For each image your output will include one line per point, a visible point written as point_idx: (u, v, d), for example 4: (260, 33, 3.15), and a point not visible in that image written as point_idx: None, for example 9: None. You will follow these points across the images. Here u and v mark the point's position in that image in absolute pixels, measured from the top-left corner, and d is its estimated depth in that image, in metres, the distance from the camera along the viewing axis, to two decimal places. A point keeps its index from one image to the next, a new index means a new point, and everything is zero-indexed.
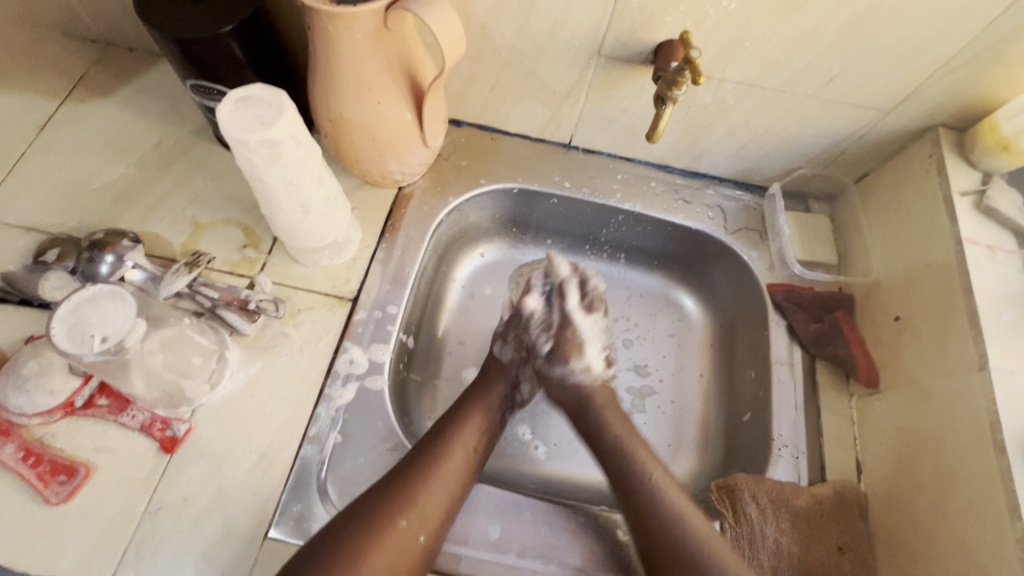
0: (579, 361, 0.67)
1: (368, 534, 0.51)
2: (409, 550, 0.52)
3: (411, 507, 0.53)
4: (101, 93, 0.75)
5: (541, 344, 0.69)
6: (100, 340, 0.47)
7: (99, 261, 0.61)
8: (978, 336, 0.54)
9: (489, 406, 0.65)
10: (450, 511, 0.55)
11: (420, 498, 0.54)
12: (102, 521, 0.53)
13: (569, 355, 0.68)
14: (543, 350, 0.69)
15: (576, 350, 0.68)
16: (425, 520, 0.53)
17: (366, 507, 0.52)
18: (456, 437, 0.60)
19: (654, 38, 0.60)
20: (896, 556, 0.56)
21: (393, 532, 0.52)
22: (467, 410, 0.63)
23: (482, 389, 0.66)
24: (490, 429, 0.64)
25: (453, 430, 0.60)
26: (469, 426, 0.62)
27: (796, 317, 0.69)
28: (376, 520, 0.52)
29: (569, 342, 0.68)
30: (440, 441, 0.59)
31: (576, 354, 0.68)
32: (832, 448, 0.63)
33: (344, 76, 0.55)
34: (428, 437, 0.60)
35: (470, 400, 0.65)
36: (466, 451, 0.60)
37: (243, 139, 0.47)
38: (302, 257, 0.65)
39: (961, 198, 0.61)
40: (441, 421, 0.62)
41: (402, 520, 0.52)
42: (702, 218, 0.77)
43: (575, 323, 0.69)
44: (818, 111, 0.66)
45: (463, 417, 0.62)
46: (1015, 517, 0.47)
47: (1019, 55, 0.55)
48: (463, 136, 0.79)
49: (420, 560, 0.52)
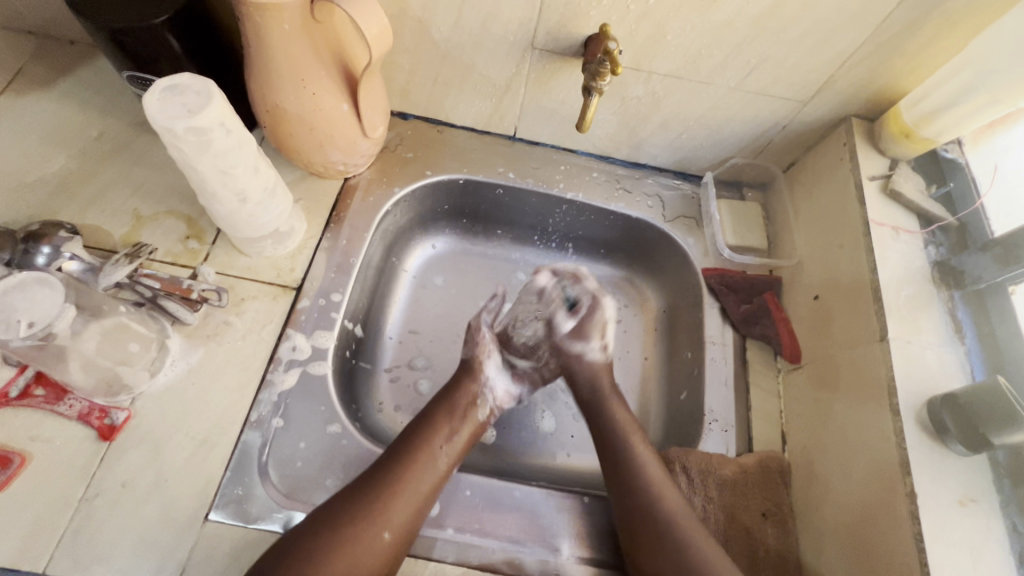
0: (597, 341, 0.70)
1: (335, 533, 0.51)
2: (376, 551, 0.52)
3: (378, 509, 0.53)
4: (40, 85, 0.75)
5: (564, 321, 0.70)
6: (27, 325, 0.48)
7: (35, 252, 0.60)
8: (880, 310, 0.58)
9: (467, 412, 0.64)
10: (419, 513, 0.55)
11: (390, 500, 0.54)
12: (39, 508, 0.53)
13: (590, 334, 0.69)
14: (565, 328, 0.70)
15: (595, 330, 0.70)
16: (394, 523, 0.53)
17: (334, 508, 0.53)
18: (428, 442, 0.60)
19: (582, 31, 0.63)
20: (813, 519, 0.59)
21: (360, 533, 0.52)
22: (437, 417, 0.62)
23: (457, 389, 0.66)
24: (467, 433, 0.63)
25: (431, 431, 0.61)
26: (448, 428, 0.62)
27: (727, 299, 0.72)
28: (343, 520, 0.52)
29: (593, 324, 0.70)
30: (413, 443, 0.59)
31: (597, 333, 0.70)
32: (759, 421, 0.66)
33: (276, 66, 0.56)
34: (399, 443, 0.60)
35: (448, 403, 0.64)
36: (438, 452, 0.59)
37: (169, 126, 0.48)
38: (245, 247, 0.66)
39: (870, 182, 0.66)
40: (417, 421, 0.62)
41: (370, 521, 0.52)
42: (642, 206, 0.80)
43: (602, 305, 0.70)
44: (743, 102, 0.70)
45: (433, 424, 0.61)
46: (906, 473, 0.51)
47: (915, 49, 0.60)
48: (409, 129, 0.81)
49: (388, 562, 0.53)
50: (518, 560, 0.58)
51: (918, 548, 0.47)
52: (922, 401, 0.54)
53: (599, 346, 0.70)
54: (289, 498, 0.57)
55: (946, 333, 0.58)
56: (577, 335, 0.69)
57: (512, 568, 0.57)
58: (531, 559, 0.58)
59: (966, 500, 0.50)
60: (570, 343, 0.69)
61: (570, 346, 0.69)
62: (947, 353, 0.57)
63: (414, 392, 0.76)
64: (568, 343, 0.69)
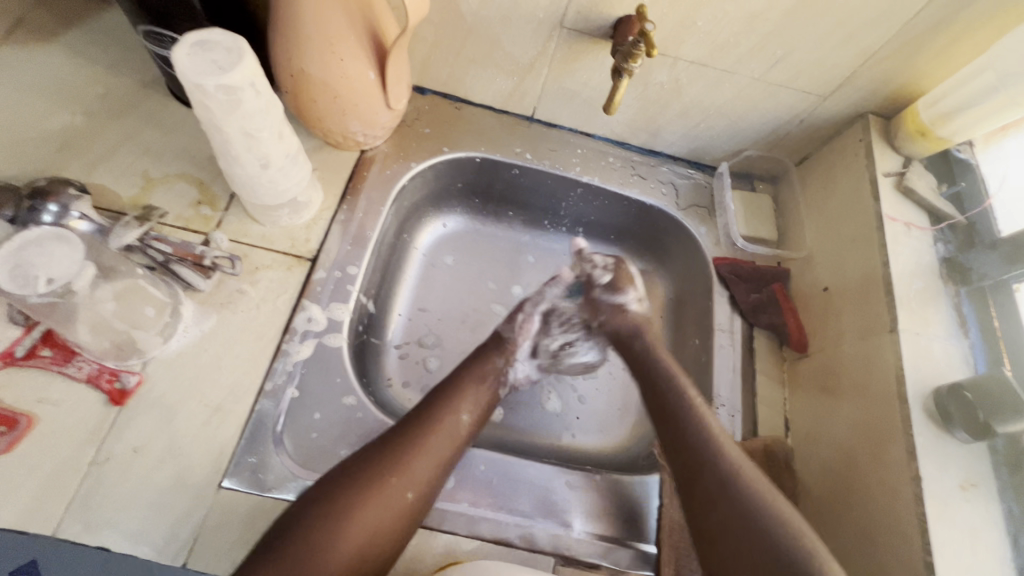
0: (630, 295, 0.70)
1: (357, 489, 0.51)
2: (397, 507, 0.52)
3: (400, 466, 0.54)
4: (42, 38, 0.71)
5: (600, 275, 0.70)
6: (46, 281, 0.46)
7: (42, 210, 0.58)
8: (891, 301, 0.60)
9: (487, 374, 0.65)
10: (439, 473, 0.56)
11: (409, 459, 0.54)
12: (46, 471, 0.52)
13: (625, 287, 0.70)
14: (601, 281, 0.70)
15: (631, 283, 0.71)
16: (415, 479, 0.54)
17: (358, 464, 0.53)
18: (449, 405, 0.60)
19: (614, 12, 0.63)
20: (819, 500, 0.61)
21: (383, 487, 0.52)
22: (459, 383, 0.63)
23: (477, 362, 0.66)
24: (485, 399, 0.63)
25: (450, 396, 0.61)
26: (467, 394, 0.62)
27: (737, 288, 0.73)
28: (367, 475, 0.53)
29: (622, 276, 0.71)
30: (433, 408, 0.60)
31: (631, 285, 0.71)
32: (764, 407, 0.68)
33: (305, 27, 0.55)
34: (422, 405, 0.60)
35: (464, 372, 0.65)
36: (458, 416, 0.60)
37: (199, 83, 0.47)
38: (260, 215, 0.65)
39: (885, 179, 0.68)
40: (437, 387, 0.63)
41: (391, 478, 0.53)
42: (656, 193, 0.81)
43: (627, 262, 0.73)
44: (765, 93, 0.70)
45: (453, 391, 0.62)
46: (912, 457, 0.53)
47: (938, 48, 0.61)
48: (427, 104, 0.80)
49: (410, 518, 0.53)
50: (531, 534, 0.58)
51: (921, 527, 0.50)
52: (929, 390, 0.56)
53: (636, 297, 0.70)
54: (304, 467, 0.57)
55: (952, 326, 0.60)
56: (612, 288, 0.70)
57: (526, 543, 0.58)
58: (544, 533, 0.59)
59: (967, 485, 0.52)
60: (608, 295, 0.70)
61: (608, 297, 0.70)
62: (953, 345, 0.59)
63: (423, 369, 0.75)
64: (605, 296, 0.70)
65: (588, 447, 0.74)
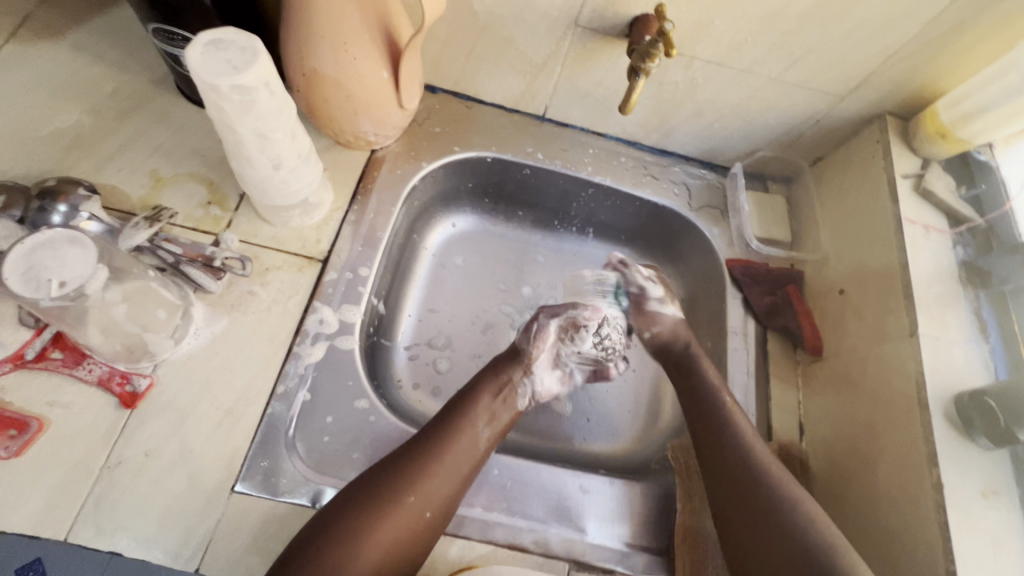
0: (676, 302, 0.74)
1: (375, 507, 0.51)
2: (416, 525, 0.52)
3: (418, 483, 0.53)
4: (49, 35, 0.70)
5: (653, 290, 0.74)
6: (58, 284, 0.46)
7: (51, 210, 0.57)
8: (911, 306, 0.59)
9: (504, 387, 0.64)
10: (458, 489, 0.55)
11: (428, 477, 0.54)
12: (57, 475, 0.51)
13: (672, 296, 0.74)
14: (654, 295, 0.73)
15: (671, 293, 0.75)
16: (432, 498, 0.53)
17: (375, 481, 0.53)
18: (466, 420, 0.59)
19: (630, 10, 0.62)
20: (835, 507, 0.60)
21: (401, 506, 0.52)
22: (476, 395, 0.62)
23: (496, 373, 0.65)
24: (505, 416, 0.63)
25: (468, 410, 0.60)
26: (484, 406, 0.61)
27: (751, 290, 0.73)
28: (384, 493, 0.52)
29: (671, 285, 0.76)
30: (452, 423, 0.59)
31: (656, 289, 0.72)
32: (779, 411, 0.67)
33: (318, 25, 0.55)
34: (439, 419, 0.59)
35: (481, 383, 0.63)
36: (475, 431, 0.59)
37: (214, 83, 0.46)
38: (271, 215, 0.64)
39: (903, 180, 0.67)
40: (455, 399, 0.62)
41: (409, 497, 0.52)
42: (669, 194, 0.80)
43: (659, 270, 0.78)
44: (781, 93, 0.69)
45: (471, 404, 0.61)
46: (932, 465, 0.52)
47: (959, 49, 0.60)
48: (437, 103, 0.79)
49: (426, 536, 0.52)
50: (545, 540, 0.58)
51: (943, 536, 0.49)
52: (949, 396, 0.55)
53: (678, 306, 0.74)
54: (316, 472, 0.56)
55: (972, 331, 0.60)
56: (667, 300, 0.74)
57: (540, 548, 0.57)
58: (559, 539, 0.58)
59: (988, 492, 0.52)
60: (662, 307, 0.73)
61: (661, 309, 0.73)
62: (972, 350, 0.59)
63: (433, 370, 0.75)
64: (660, 309, 0.73)
65: (597, 450, 0.73)
